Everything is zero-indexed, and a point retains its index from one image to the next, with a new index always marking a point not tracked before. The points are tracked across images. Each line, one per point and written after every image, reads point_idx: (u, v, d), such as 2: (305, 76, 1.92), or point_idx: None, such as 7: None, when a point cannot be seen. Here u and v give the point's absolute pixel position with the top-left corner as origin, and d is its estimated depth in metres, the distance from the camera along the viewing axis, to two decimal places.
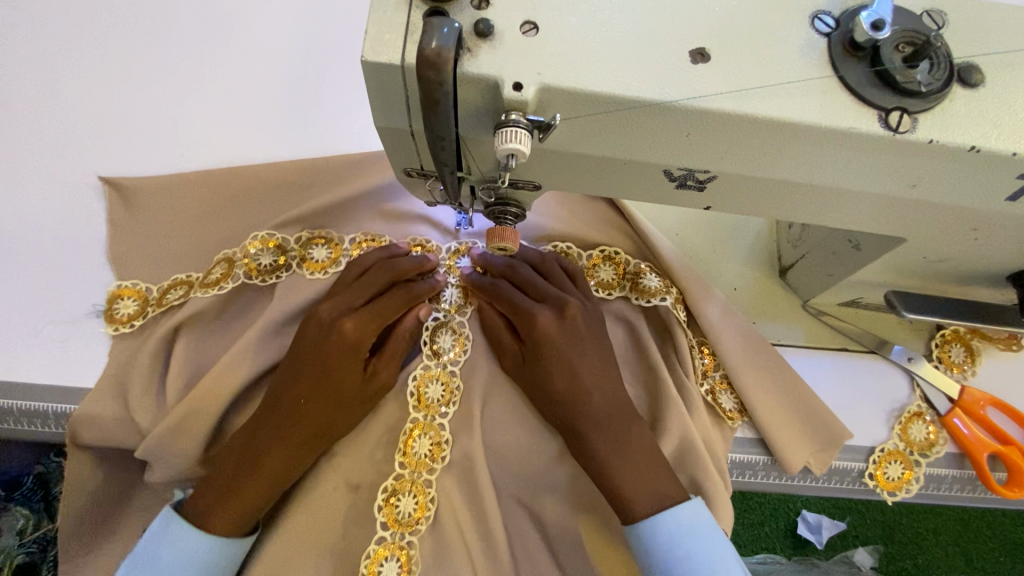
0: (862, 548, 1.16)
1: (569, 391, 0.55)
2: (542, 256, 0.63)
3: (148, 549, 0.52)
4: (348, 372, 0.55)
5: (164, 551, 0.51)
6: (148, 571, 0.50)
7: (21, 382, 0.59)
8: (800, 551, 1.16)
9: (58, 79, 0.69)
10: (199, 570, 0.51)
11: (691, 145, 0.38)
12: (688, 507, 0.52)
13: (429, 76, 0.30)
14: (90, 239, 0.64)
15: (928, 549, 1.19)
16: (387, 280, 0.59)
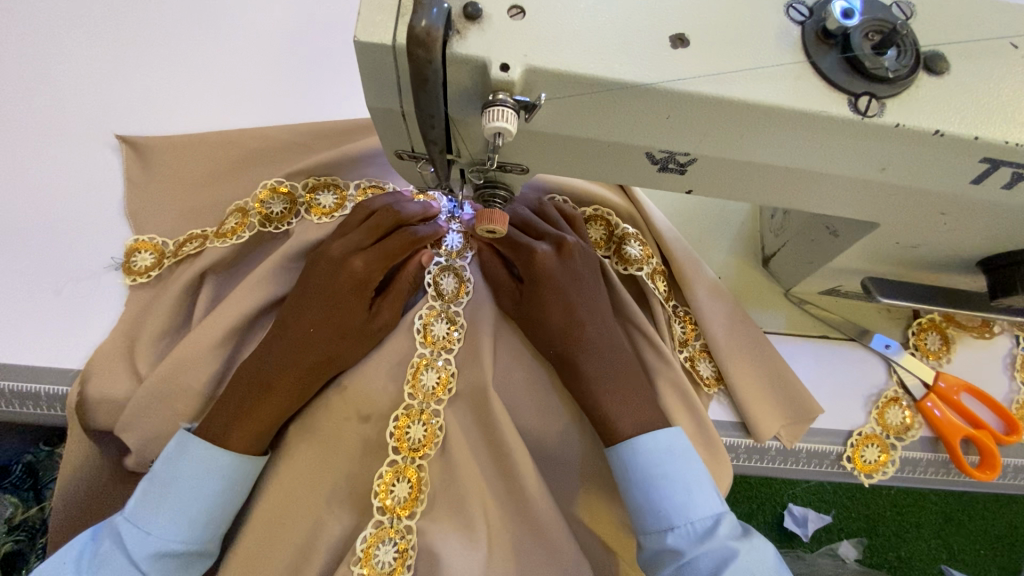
0: (847, 541, 1.19)
1: (564, 320, 0.63)
2: (541, 202, 0.70)
3: (169, 468, 0.55)
4: (357, 304, 0.64)
5: (186, 469, 0.55)
6: (160, 503, 0.54)
7: (44, 329, 0.64)
8: (786, 543, 1.18)
9: (61, 51, 0.72)
10: (210, 497, 0.56)
11: (671, 128, 0.39)
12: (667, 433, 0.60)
13: (419, 54, 0.31)
14: (107, 194, 0.69)
15: (911, 541, 1.22)
16: (392, 224, 0.66)
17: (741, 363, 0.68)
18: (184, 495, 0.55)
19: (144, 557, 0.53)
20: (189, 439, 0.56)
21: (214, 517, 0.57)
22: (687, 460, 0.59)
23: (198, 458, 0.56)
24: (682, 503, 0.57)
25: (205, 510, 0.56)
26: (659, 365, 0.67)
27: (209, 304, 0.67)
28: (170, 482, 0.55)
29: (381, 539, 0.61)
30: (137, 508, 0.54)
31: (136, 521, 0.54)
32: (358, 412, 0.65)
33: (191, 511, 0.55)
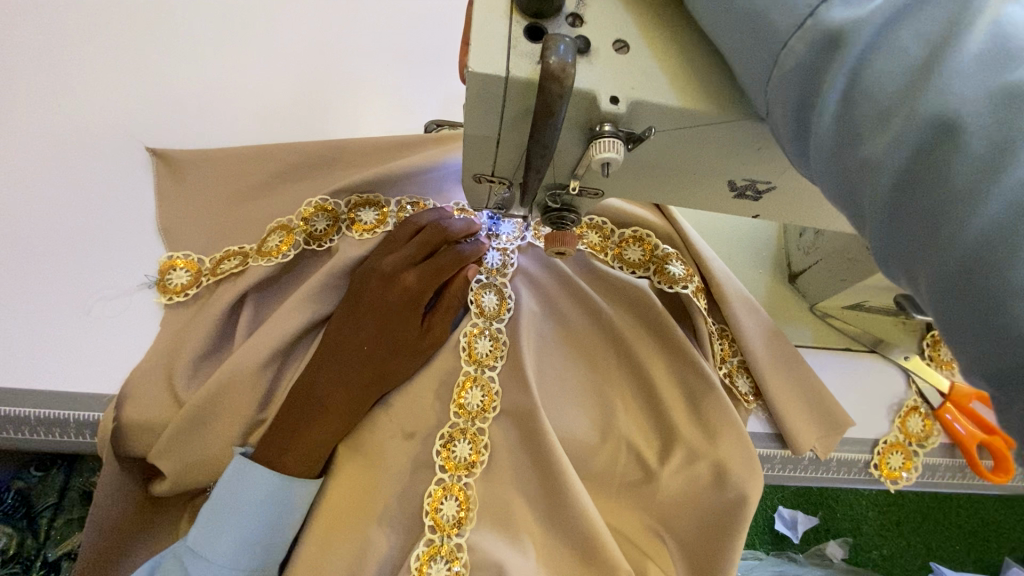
0: (834, 541, 1.23)
1: None
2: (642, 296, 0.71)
3: (226, 496, 0.58)
4: (407, 321, 0.64)
5: (243, 495, 0.58)
6: (223, 529, 0.57)
7: (74, 353, 0.61)
8: (777, 544, 1.23)
9: (88, 63, 0.71)
10: (269, 522, 0.58)
11: (760, 158, 0.41)
12: None
13: (553, 89, 0.32)
14: (139, 211, 0.67)
15: (892, 539, 1.28)
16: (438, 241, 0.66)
17: (779, 383, 0.71)
18: (243, 522, 0.57)
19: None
20: (244, 465, 0.59)
21: (270, 542, 0.59)
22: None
23: (255, 484, 0.58)
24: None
25: (263, 535, 0.58)
26: (703, 388, 0.68)
27: (250, 323, 0.65)
28: (229, 509, 0.57)
29: (432, 557, 0.60)
30: (199, 535, 0.57)
31: (198, 548, 0.57)
32: (403, 430, 0.64)
33: (249, 537, 0.57)
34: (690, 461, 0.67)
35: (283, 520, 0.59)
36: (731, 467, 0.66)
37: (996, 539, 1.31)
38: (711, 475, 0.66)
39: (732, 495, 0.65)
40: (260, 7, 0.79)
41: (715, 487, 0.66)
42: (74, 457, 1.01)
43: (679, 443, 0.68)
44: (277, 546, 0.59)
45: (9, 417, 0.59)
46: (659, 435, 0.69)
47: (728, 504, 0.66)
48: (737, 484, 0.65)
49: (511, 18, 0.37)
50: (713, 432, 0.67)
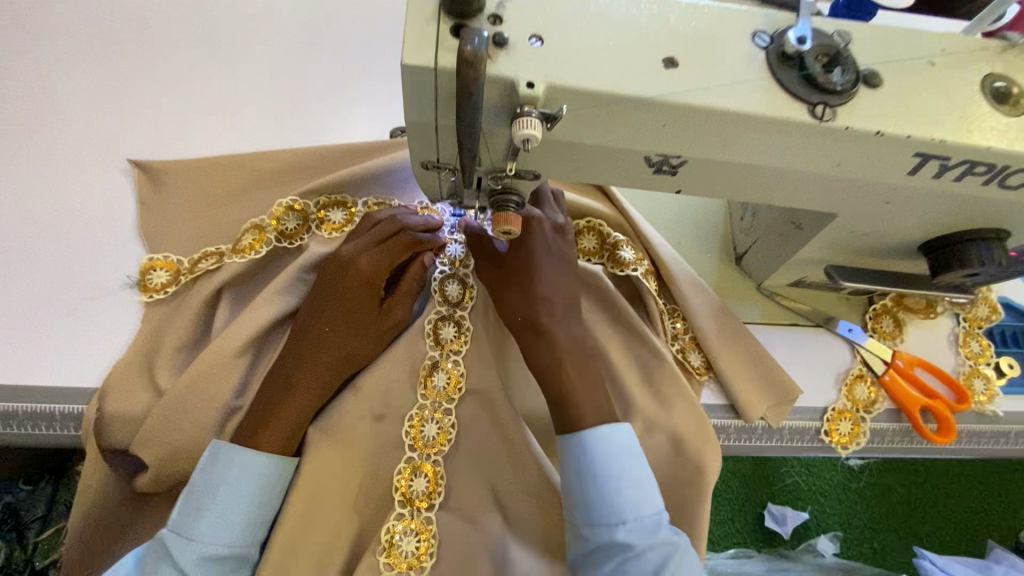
0: (823, 537, 1.33)
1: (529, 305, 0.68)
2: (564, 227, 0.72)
3: (207, 476, 0.60)
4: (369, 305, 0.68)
5: (224, 474, 0.59)
6: (205, 510, 0.58)
7: (59, 350, 0.65)
8: (768, 542, 1.34)
9: (72, 85, 0.76)
10: (251, 499, 0.60)
11: (667, 134, 0.46)
12: (615, 430, 0.63)
13: (468, 73, 0.38)
14: (121, 218, 0.71)
15: (881, 532, 1.38)
16: (395, 230, 0.70)
17: (727, 355, 0.75)
18: (224, 501, 0.59)
19: (191, 561, 0.56)
20: (224, 447, 0.61)
21: (253, 519, 0.60)
22: (631, 464, 0.61)
23: (234, 463, 0.60)
24: (636, 500, 0.60)
25: (245, 512, 0.60)
26: (656, 364, 0.73)
27: (227, 318, 0.69)
28: (209, 489, 0.59)
29: (404, 530, 0.63)
30: (181, 519, 0.58)
31: (181, 530, 0.58)
32: (372, 412, 0.68)
33: (232, 515, 0.59)
34: (648, 431, 0.72)
35: (263, 498, 0.61)
36: (687, 435, 0.70)
37: (990, 529, 1.38)
38: (668, 445, 0.71)
39: (689, 459, 0.70)
40: (233, 28, 0.84)
41: (673, 455, 0.71)
42: (61, 471, 1.01)
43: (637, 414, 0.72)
44: (259, 525, 0.61)
45: None
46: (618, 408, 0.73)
47: (684, 468, 0.71)
48: (691, 451, 0.70)
49: (438, 18, 0.42)
50: (669, 403, 0.72)
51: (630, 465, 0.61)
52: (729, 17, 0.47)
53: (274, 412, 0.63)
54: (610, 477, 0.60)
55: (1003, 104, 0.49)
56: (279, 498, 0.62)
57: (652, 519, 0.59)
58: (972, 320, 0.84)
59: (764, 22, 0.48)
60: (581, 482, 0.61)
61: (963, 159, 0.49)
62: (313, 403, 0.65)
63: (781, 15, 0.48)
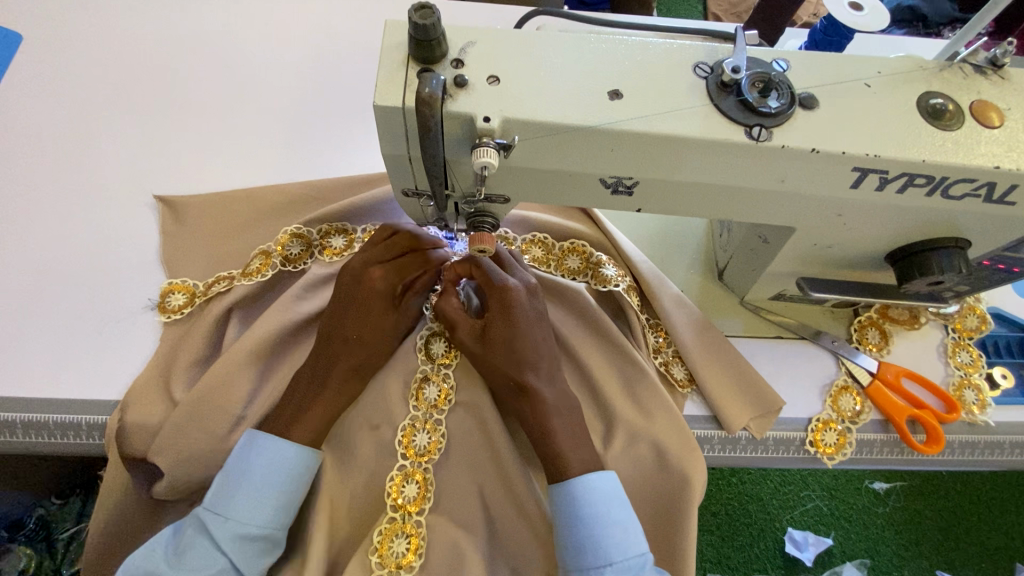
0: (850, 565, 1.30)
1: (513, 363, 0.70)
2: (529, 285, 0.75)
3: (242, 463, 0.66)
4: (377, 316, 0.73)
5: (255, 462, 0.65)
6: (235, 493, 0.64)
7: (87, 366, 0.72)
8: (791, 568, 1.31)
9: (105, 132, 0.86)
10: (275, 488, 0.65)
11: (617, 158, 0.51)
12: (597, 477, 0.67)
13: (425, 111, 0.43)
14: (145, 247, 0.79)
15: (912, 560, 1.34)
16: (408, 245, 0.76)
17: (709, 367, 0.78)
18: (246, 494, 0.64)
19: (228, 539, 0.62)
20: (258, 437, 0.67)
21: (279, 504, 0.65)
22: (615, 506, 0.66)
23: (268, 454, 0.66)
24: (620, 542, 0.65)
25: (274, 497, 0.65)
26: (638, 376, 0.76)
27: (235, 336, 0.75)
28: (243, 475, 0.65)
29: (396, 532, 0.67)
30: (217, 500, 0.64)
31: (216, 509, 0.64)
32: (367, 422, 0.72)
33: (261, 499, 0.64)
34: (631, 439, 0.74)
35: (288, 486, 0.66)
36: (669, 444, 0.73)
37: (1020, 556, 1.36)
38: (652, 454, 0.73)
39: (674, 467, 0.72)
40: (249, 76, 0.93)
41: (658, 463, 0.73)
42: (90, 486, 1.08)
43: (619, 424, 0.75)
44: (286, 510, 0.66)
45: (31, 422, 0.69)
46: (601, 416, 0.77)
47: (666, 477, 0.73)
48: (675, 462, 0.72)
49: (407, 64, 0.49)
50: (650, 413, 0.74)
51: (614, 507, 0.66)
52: (673, 51, 0.52)
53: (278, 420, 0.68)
54: (597, 519, 0.65)
55: (939, 119, 0.52)
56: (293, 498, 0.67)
57: (635, 559, 0.64)
58: (959, 330, 0.84)
59: (705, 54, 0.52)
60: (568, 525, 0.65)
61: (901, 172, 0.52)
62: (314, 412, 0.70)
63: (722, 48, 0.53)
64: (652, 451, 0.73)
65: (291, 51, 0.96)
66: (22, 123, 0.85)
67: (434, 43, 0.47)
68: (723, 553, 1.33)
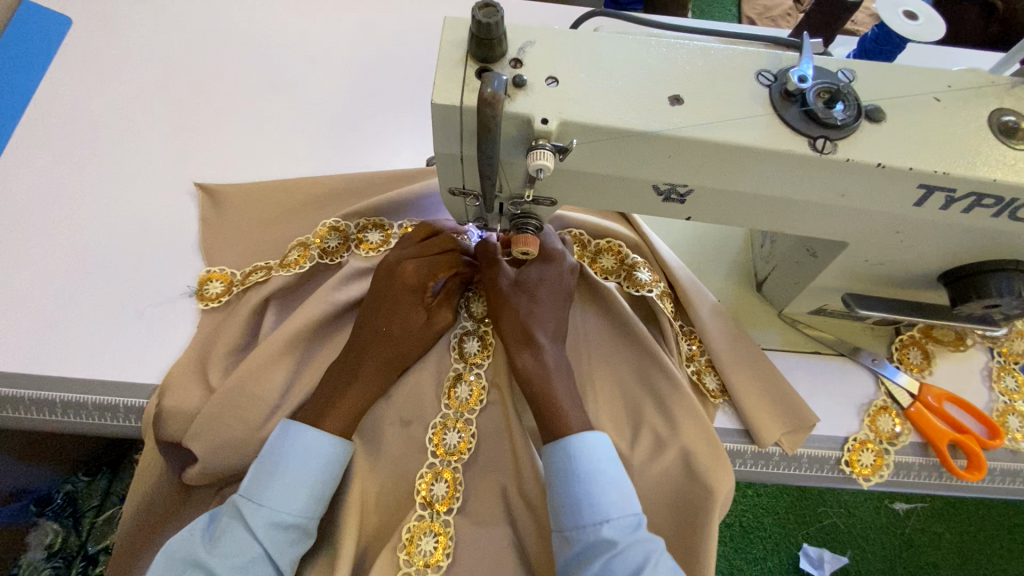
0: None
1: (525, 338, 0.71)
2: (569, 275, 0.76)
3: (276, 451, 0.66)
4: (410, 312, 0.73)
5: (290, 450, 0.65)
6: (268, 480, 0.64)
7: (126, 350, 0.73)
8: None
9: (149, 119, 0.87)
10: (308, 477, 0.65)
11: (674, 165, 0.50)
12: (593, 436, 0.66)
13: (487, 111, 0.43)
14: (185, 234, 0.80)
15: None
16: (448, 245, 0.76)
17: (743, 379, 0.76)
18: (279, 481, 0.64)
19: (261, 525, 0.61)
20: (292, 427, 0.67)
21: (314, 494, 0.65)
22: (609, 464, 0.65)
23: (301, 442, 0.66)
24: (617, 500, 0.63)
25: (307, 486, 0.64)
26: (668, 388, 0.74)
27: (271, 326, 0.75)
28: (277, 462, 0.65)
29: (424, 530, 0.67)
30: (252, 486, 0.64)
31: (251, 496, 0.63)
32: (400, 418, 0.72)
33: (294, 487, 0.64)
34: (658, 445, 0.73)
35: (321, 476, 0.66)
36: (698, 454, 0.71)
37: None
38: (680, 464, 0.72)
39: (701, 480, 0.70)
40: (292, 70, 0.93)
41: (686, 475, 0.72)
42: (118, 463, 1.10)
43: (648, 431, 0.74)
44: (319, 500, 0.65)
45: (70, 402, 0.71)
46: (631, 424, 0.75)
47: (695, 488, 0.71)
48: (704, 474, 0.70)
49: (466, 63, 0.48)
50: (675, 421, 0.73)
51: (610, 466, 0.65)
52: (737, 57, 0.51)
53: (314, 412, 0.68)
54: (592, 476, 0.64)
55: (1012, 138, 0.50)
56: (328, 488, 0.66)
57: (632, 519, 0.63)
58: (1006, 355, 0.82)
59: (768, 62, 0.51)
60: (563, 484, 0.64)
61: (969, 191, 0.50)
62: (351, 403, 0.69)
63: (787, 56, 0.51)
64: (681, 464, 0.72)
65: (333, 46, 0.96)
66: (71, 108, 0.86)
67: (496, 42, 0.46)
68: (737, 564, 1.31)
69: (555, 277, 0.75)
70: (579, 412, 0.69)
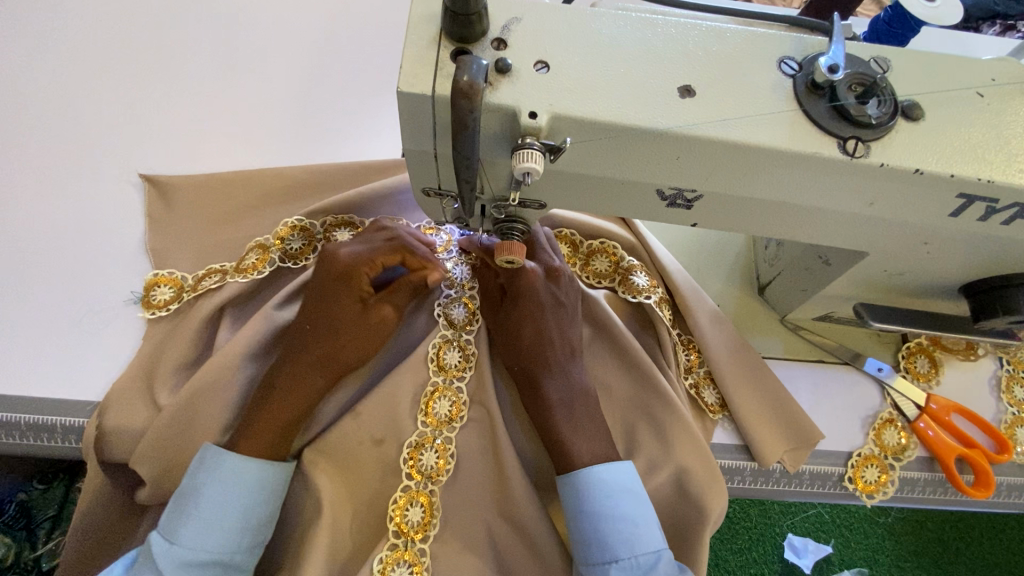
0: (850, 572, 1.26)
1: (533, 342, 0.67)
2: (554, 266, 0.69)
3: (194, 481, 0.59)
4: (348, 308, 0.65)
5: (211, 480, 0.59)
6: (187, 516, 0.57)
7: (61, 363, 0.65)
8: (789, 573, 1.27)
9: (87, 98, 0.77)
10: (237, 508, 0.59)
11: (682, 168, 0.43)
12: (604, 467, 0.61)
13: (463, 104, 0.35)
14: (130, 231, 0.71)
15: (911, 571, 1.30)
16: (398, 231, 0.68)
17: (742, 392, 0.71)
18: (200, 515, 0.57)
19: (176, 567, 0.54)
20: (212, 452, 0.60)
21: (243, 525, 0.59)
22: (625, 500, 0.60)
23: (223, 472, 0.59)
24: (630, 538, 0.59)
25: (236, 517, 0.58)
26: (662, 410, 0.68)
27: (228, 335, 0.68)
28: (195, 494, 0.58)
29: (396, 560, 0.61)
30: (167, 523, 0.57)
31: (166, 534, 0.56)
32: (372, 436, 0.66)
33: (220, 520, 0.58)
34: (652, 464, 0.67)
35: (252, 506, 0.60)
36: (694, 475, 0.66)
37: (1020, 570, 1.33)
38: (675, 484, 0.67)
39: (698, 502, 0.65)
40: (251, 47, 0.84)
41: (679, 494, 0.67)
42: (77, 472, 1.02)
43: (639, 451, 0.68)
44: (248, 531, 0.59)
45: None
46: (624, 440, 0.70)
47: (691, 509, 0.66)
48: (698, 495, 0.65)
49: (440, 44, 0.40)
50: (669, 439, 0.67)
51: (621, 501, 0.60)
52: (754, 41, 0.44)
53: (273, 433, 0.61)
54: (598, 514, 0.60)
55: None
56: (262, 519, 0.61)
57: (647, 557, 0.58)
58: (1015, 363, 0.77)
59: (793, 47, 0.44)
60: (572, 518, 0.61)
61: (1014, 202, 0.44)
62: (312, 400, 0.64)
63: (813, 41, 0.44)
64: (675, 486, 0.67)
65: (297, 21, 0.87)
66: None
67: (475, 18, 0.38)
68: (721, 555, 1.29)
69: (532, 281, 0.67)
70: (577, 428, 0.64)
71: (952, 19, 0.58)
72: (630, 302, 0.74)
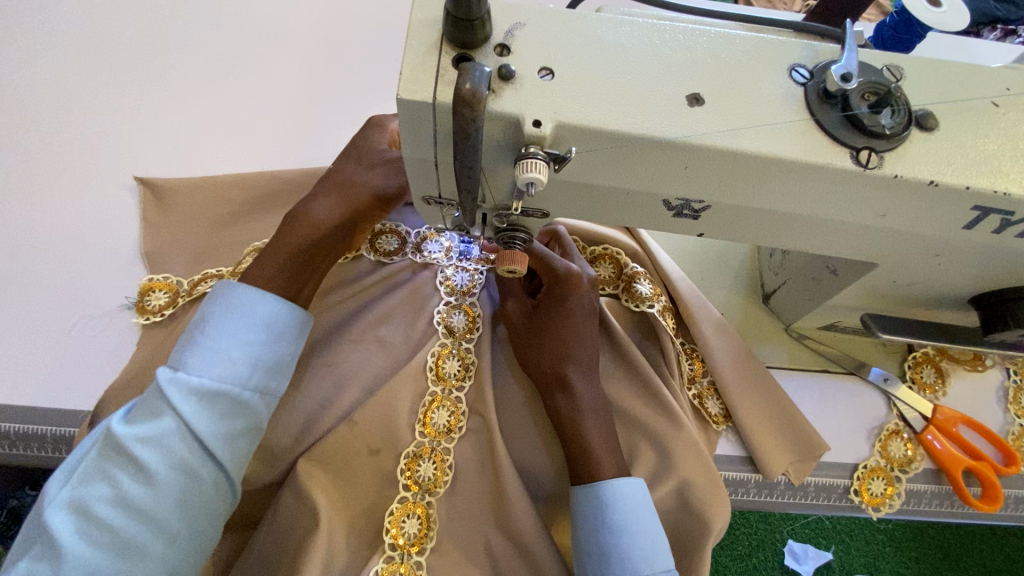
0: None
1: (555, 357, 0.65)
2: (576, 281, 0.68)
3: (210, 307, 0.54)
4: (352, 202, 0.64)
5: (225, 307, 0.54)
6: (198, 334, 0.52)
7: (52, 369, 0.63)
8: None
9: (82, 99, 0.76)
10: (253, 325, 0.54)
11: (689, 178, 0.42)
12: (627, 482, 0.59)
13: (465, 112, 0.34)
14: (124, 234, 0.70)
15: None
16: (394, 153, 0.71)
17: (748, 404, 0.70)
18: (210, 340, 0.52)
19: (182, 394, 0.49)
20: (226, 285, 0.56)
21: (254, 355, 0.53)
22: (646, 517, 0.58)
23: (238, 302, 0.55)
24: (650, 556, 0.56)
25: (248, 348, 0.53)
26: (665, 422, 0.67)
27: None
28: (208, 318, 0.53)
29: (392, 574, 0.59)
30: (175, 355, 0.52)
31: (175, 357, 0.51)
32: (368, 447, 0.64)
33: (230, 349, 0.52)
34: (655, 477, 0.66)
35: (265, 344, 0.54)
36: (696, 487, 0.65)
37: None
38: (677, 496, 0.65)
39: (701, 515, 0.64)
40: (248, 49, 0.83)
41: (682, 507, 0.65)
42: None
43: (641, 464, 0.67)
44: (260, 367, 0.54)
45: None
46: None
47: (694, 522, 0.65)
48: (700, 508, 0.64)
49: (441, 49, 0.39)
50: (671, 451, 0.66)
51: (642, 516, 0.58)
52: (764, 48, 0.42)
53: None
54: (620, 527, 0.57)
55: None
56: (275, 375, 0.55)
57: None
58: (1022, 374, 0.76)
59: (804, 55, 0.43)
60: (590, 532, 0.58)
61: None
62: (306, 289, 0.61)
63: (824, 48, 0.43)
64: (678, 499, 0.65)
65: (294, 23, 0.86)
66: None
67: (477, 23, 0.37)
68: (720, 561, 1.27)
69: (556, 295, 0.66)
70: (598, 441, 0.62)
71: (957, 23, 0.57)
72: (632, 311, 0.73)
